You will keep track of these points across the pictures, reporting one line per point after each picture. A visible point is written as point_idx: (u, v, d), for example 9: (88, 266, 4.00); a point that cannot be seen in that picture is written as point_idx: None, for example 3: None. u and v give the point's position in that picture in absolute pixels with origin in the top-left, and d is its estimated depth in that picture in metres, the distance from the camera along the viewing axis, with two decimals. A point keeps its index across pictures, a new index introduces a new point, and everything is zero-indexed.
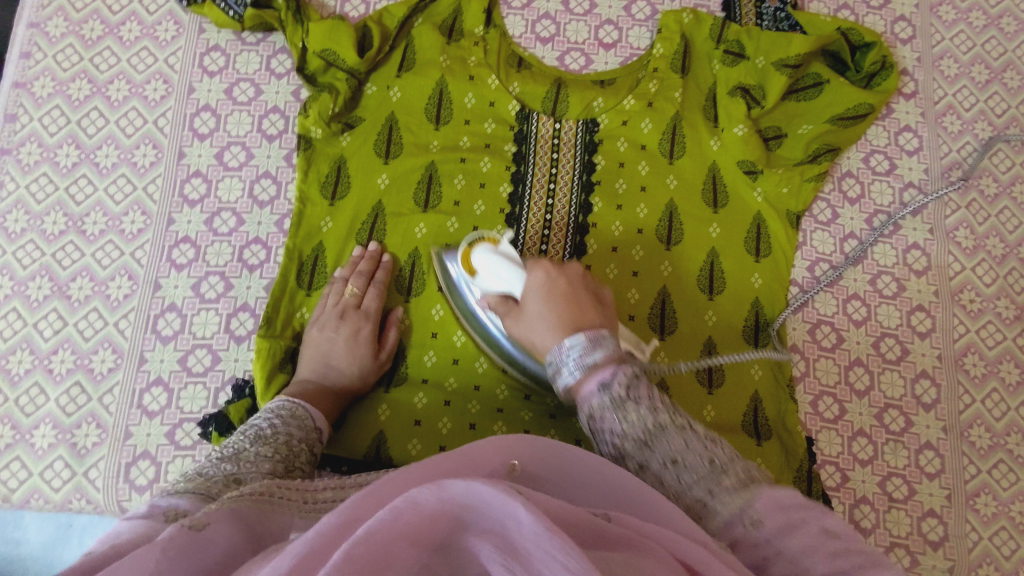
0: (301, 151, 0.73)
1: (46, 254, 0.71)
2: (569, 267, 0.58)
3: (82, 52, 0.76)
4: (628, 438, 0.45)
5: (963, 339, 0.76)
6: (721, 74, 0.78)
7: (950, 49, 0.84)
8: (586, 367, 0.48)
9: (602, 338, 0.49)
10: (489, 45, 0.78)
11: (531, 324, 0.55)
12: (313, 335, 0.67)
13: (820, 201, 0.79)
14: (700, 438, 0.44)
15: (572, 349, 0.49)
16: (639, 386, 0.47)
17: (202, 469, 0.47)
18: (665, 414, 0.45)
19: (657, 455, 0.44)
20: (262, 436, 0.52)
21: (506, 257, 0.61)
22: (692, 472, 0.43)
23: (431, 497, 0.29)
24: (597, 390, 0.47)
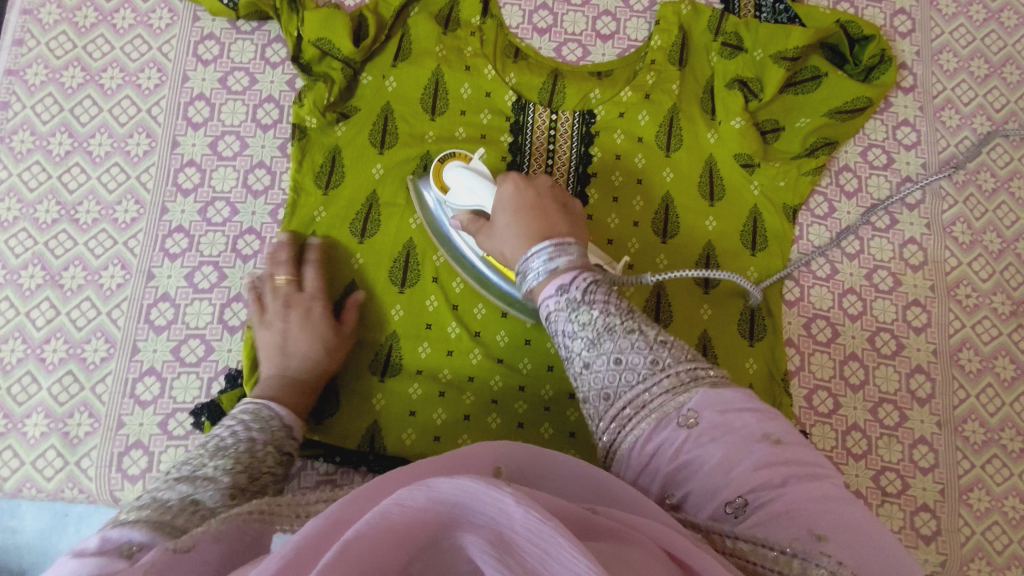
0: (295, 141, 0.73)
1: (39, 243, 0.71)
2: (538, 181, 0.61)
3: (76, 40, 0.76)
4: (578, 337, 0.47)
5: (958, 334, 0.75)
6: (719, 67, 0.78)
7: (949, 43, 0.84)
8: (550, 271, 0.52)
9: (567, 245, 0.52)
10: (486, 36, 0.78)
11: (502, 236, 0.58)
12: (262, 332, 0.66)
13: (817, 194, 0.79)
14: (648, 341, 0.45)
15: (538, 256, 0.52)
16: (596, 290, 0.49)
17: (159, 492, 0.44)
18: (616, 317, 0.47)
19: (603, 354, 0.46)
20: (222, 447, 0.50)
21: (479, 177, 0.65)
22: (633, 370, 0.44)
23: (419, 497, 0.28)
24: (554, 294, 0.50)
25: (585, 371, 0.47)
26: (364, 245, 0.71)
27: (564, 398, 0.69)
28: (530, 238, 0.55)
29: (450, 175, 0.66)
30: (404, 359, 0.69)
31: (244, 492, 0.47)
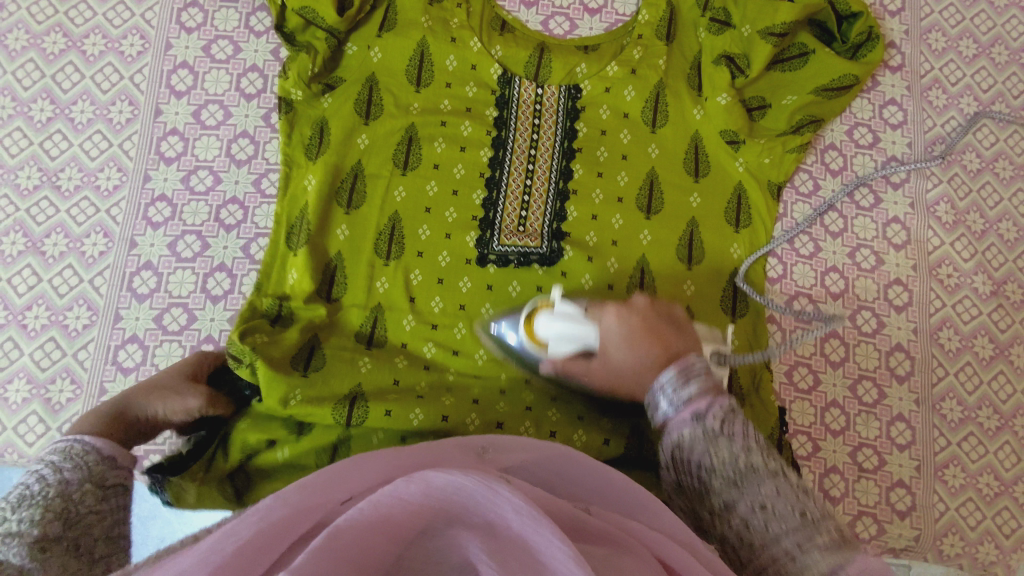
0: (282, 114, 0.73)
1: (21, 209, 0.70)
2: (636, 302, 0.58)
3: (58, 5, 0.75)
4: (718, 475, 0.47)
5: (939, 313, 0.76)
6: (706, 43, 0.77)
7: (938, 22, 0.84)
8: (682, 402, 0.49)
9: (692, 367, 0.51)
10: (472, 8, 0.77)
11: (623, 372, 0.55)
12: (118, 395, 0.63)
13: (802, 172, 0.79)
14: (792, 488, 0.46)
15: (666, 385, 0.50)
16: (734, 422, 0.49)
17: None
18: (756, 456, 0.47)
19: (746, 499, 0.46)
20: (26, 496, 0.45)
21: (565, 315, 0.58)
22: (781, 520, 0.44)
23: (416, 492, 0.34)
24: (689, 420, 0.49)
25: (723, 511, 0.46)
26: (347, 217, 0.71)
27: None
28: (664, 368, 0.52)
29: (538, 329, 0.59)
30: (388, 330, 0.69)
31: (59, 543, 0.45)
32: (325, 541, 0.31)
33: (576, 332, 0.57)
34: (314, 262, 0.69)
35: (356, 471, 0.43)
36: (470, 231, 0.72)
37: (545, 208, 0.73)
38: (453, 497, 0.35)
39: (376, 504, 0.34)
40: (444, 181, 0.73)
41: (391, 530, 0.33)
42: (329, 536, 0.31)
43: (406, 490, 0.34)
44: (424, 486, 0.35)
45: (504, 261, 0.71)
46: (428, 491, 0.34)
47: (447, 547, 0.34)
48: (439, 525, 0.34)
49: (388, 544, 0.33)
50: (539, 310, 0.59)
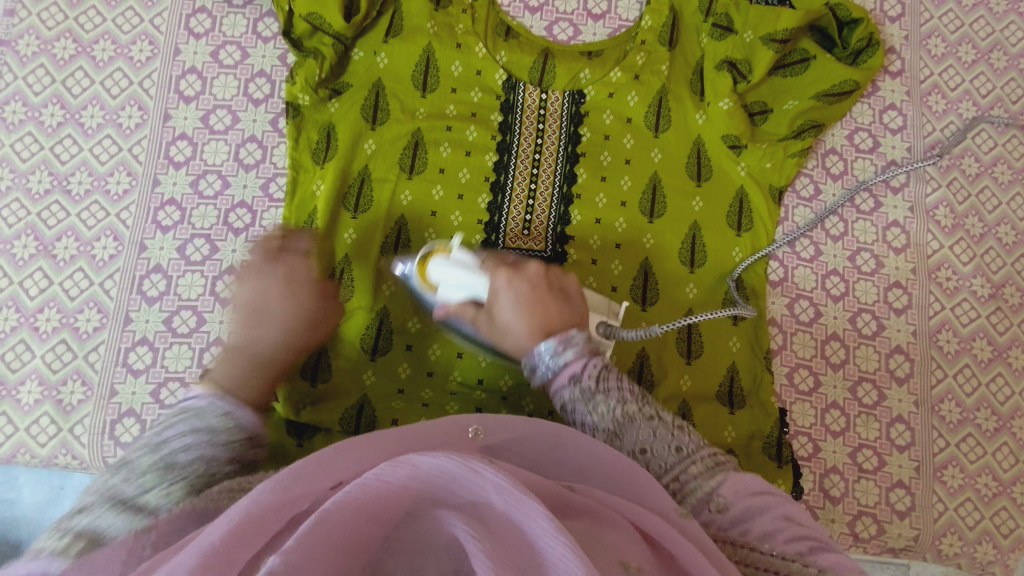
0: (289, 118, 0.74)
1: (32, 213, 0.71)
2: (529, 267, 0.60)
3: (68, 11, 0.76)
4: (599, 431, 0.51)
5: (938, 315, 0.77)
6: (708, 48, 0.78)
7: (938, 28, 0.85)
8: (557, 369, 0.54)
9: (571, 337, 0.55)
10: (478, 13, 0.78)
11: (506, 330, 0.58)
12: (245, 289, 0.62)
13: (803, 176, 0.80)
14: (667, 428, 0.50)
15: (543, 356, 0.55)
16: (609, 380, 0.53)
17: (99, 516, 0.42)
18: (633, 405, 0.51)
19: (627, 446, 0.50)
20: (171, 467, 0.46)
21: (461, 263, 0.61)
22: (658, 459, 0.49)
23: (398, 474, 0.34)
24: (567, 385, 0.53)
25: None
26: (352, 222, 0.72)
27: None
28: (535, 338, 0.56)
29: (433, 271, 0.62)
30: (394, 331, 0.70)
31: None
32: (314, 527, 0.31)
33: (469, 278, 0.60)
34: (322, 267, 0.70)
35: (339, 454, 0.40)
36: (477, 234, 0.73)
37: (549, 212, 0.74)
38: (438, 479, 0.34)
39: (362, 488, 0.33)
40: (449, 185, 0.74)
41: (376, 514, 0.33)
42: (317, 521, 0.31)
43: (390, 471, 0.34)
44: (409, 470, 0.34)
45: None
46: (414, 475, 0.34)
47: (432, 527, 0.34)
48: (424, 506, 0.34)
49: (374, 526, 0.33)
50: (434, 254, 0.62)
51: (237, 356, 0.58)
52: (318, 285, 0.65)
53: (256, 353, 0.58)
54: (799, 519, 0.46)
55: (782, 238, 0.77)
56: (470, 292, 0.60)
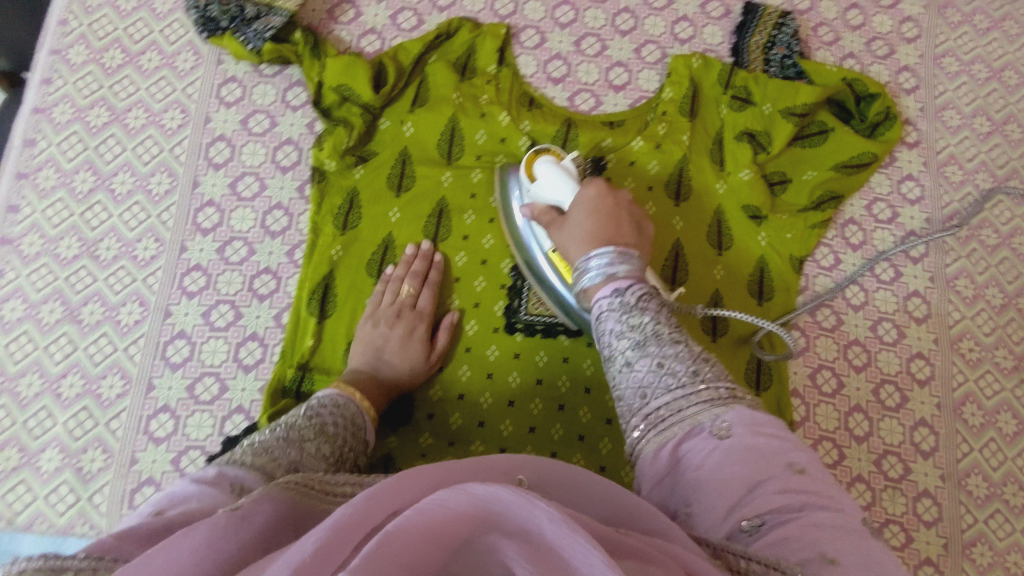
0: (315, 183, 0.75)
1: (60, 278, 0.72)
2: (622, 193, 0.61)
3: (103, 80, 0.78)
4: (625, 337, 0.47)
5: (961, 388, 0.76)
6: (728, 119, 0.80)
7: (953, 100, 0.86)
8: (606, 275, 0.52)
9: (629, 255, 0.53)
10: (502, 83, 0.80)
11: (570, 231, 0.59)
12: (365, 329, 0.69)
13: (823, 246, 0.80)
14: (691, 353, 0.46)
15: (600, 258, 0.53)
16: (651, 302, 0.49)
17: (268, 446, 0.50)
18: (665, 327, 0.47)
19: (648, 356, 0.45)
20: (324, 433, 0.55)
21: (567, 170, 0.65)
22: (673, 376, 0.44)
23: (456, 501, 0.31)
24: (609, 294, 0.50)
25: (625, 370, 0.46)
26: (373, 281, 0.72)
27: (573, 439, 0.69)
28: (594, 241, 0.56)
29: (540, 166, 0.66)
30: (416, 400, 0.70)
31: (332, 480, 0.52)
32: (375, 549, 0.28)
33: (568, 185, 0.63)
34: (333, 335, 0.70)
35: (405, 476, 0.34)
36: (499, 299, 0.73)
37: None
38: (498, 511, 0.31)
39: (420, 511, 0.30)
40: (473, 252, 0.74)
41: (433, 540, 0.30)
42: (378, 542, 0.28)
43: (446, 497, 0.31)
44: (466, 498, 0.31)
45: (532, 329, 0.72)
46: (471, 505, 0.31)
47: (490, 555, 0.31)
48: (479, 535, 0.31)
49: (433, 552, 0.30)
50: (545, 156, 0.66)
51: (351, 380, 0.65)
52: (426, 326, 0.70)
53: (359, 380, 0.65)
54: (807, 470, 0.39)
55: (806, 304, 0.77)
56: (560, 197, 0.64)
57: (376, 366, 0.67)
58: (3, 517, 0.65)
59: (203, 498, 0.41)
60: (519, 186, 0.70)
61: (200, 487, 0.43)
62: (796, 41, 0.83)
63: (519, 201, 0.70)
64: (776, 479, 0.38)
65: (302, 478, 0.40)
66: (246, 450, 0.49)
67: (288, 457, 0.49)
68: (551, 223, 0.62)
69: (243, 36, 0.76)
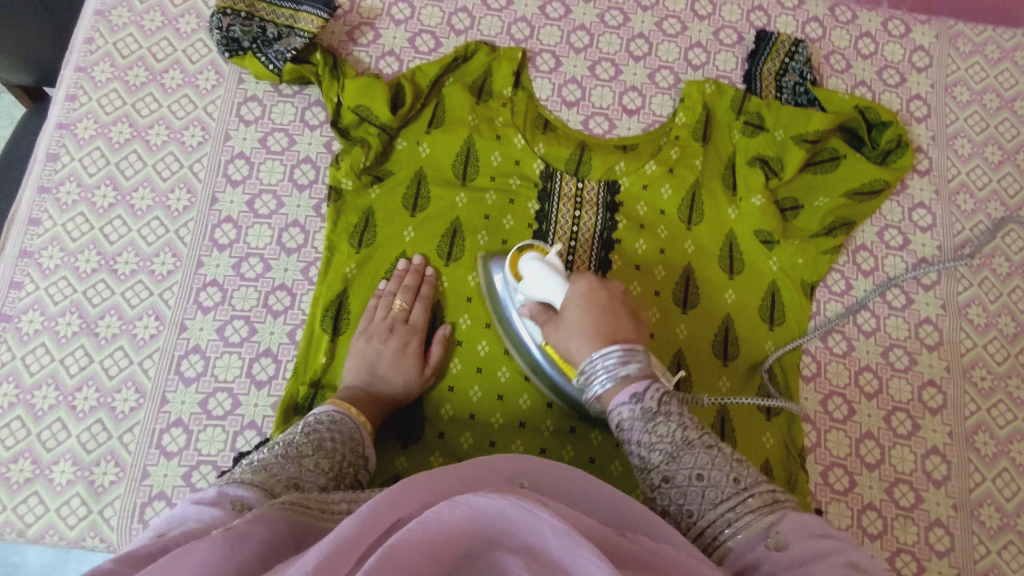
0: (331, 202, 0.75)
1: (78, 291, 0.73)
2: (613, 284, 0.59)
3: (126, 97, 0.80)
4: (656, 451, 0.46)
5: (974, 417, 0.76)
6: (741, 143, 0.80)
7: (964, 129, 0.87)
8: (618, 378, 0.50)
9: (636, 352, 0.51)
10: (517, 106, 0.81)
11: (568, 331, 0.57)
12: (359, 345, 0.69)
13: (834, 272, 0.80)
14: (726, 457, 0.45)
15: (607, 358, 0.51)
16: (671, 404, 0.48)
17: (266, 464, 0.51)
18: (694, 431, 0.47)
19: (683, 469, 0.45)
20: (322, 448, 0.56)
21: (555, 267, 0.63)
22: (715, 488, 0.44)
23: (457, 514, 0.31)
24: (628, 401, 0.49)
25: (662, 484, 0.46)
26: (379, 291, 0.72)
27: (584, 462, 0.69)
28: (596, 340, 0.54)
29: (524, 263, 0.64)
30: (426, 419, 0.70)
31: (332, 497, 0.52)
32: (379, 563, 0.28)
33: (556, 282, 0.62)
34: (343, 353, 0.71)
35: (402, 489, 0.34)
36: None
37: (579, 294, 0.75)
38: (498, 521, 0.31)
39: (423, 524, 0.30)
40: None
41: (434, 554, 0.30)
42: (382, 556, 0.28)
43: (447, 511, 0.31)
44: (467, 511, 0.31)
45: None
46: (472, 516, 0.31)
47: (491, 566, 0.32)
48: (479, 546, 0.32)
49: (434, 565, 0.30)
50: (531, 253, 0.65)
51: (346, 397, 0.65)
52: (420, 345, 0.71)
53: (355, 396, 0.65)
54: (868, 568, 0.37)
55: (817, 329, 0.77)
56: (550, 294, 0.62)
57: (371, 383, 0.67)
58: (15, 528, 0.65)
59: (201, 515, 0.42)
60: (504, 275, 0.68)
61: (201, 508, 0.43)
62: (808, 69, 0.84)
63: (506, 289, 0.68)
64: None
65: (302, 499, 0.41)
66: (245, 468, 0.50)
67: (286, 473, 0.50)
68: (548, 322, 0.60)
69: (265, 56, 0.78)
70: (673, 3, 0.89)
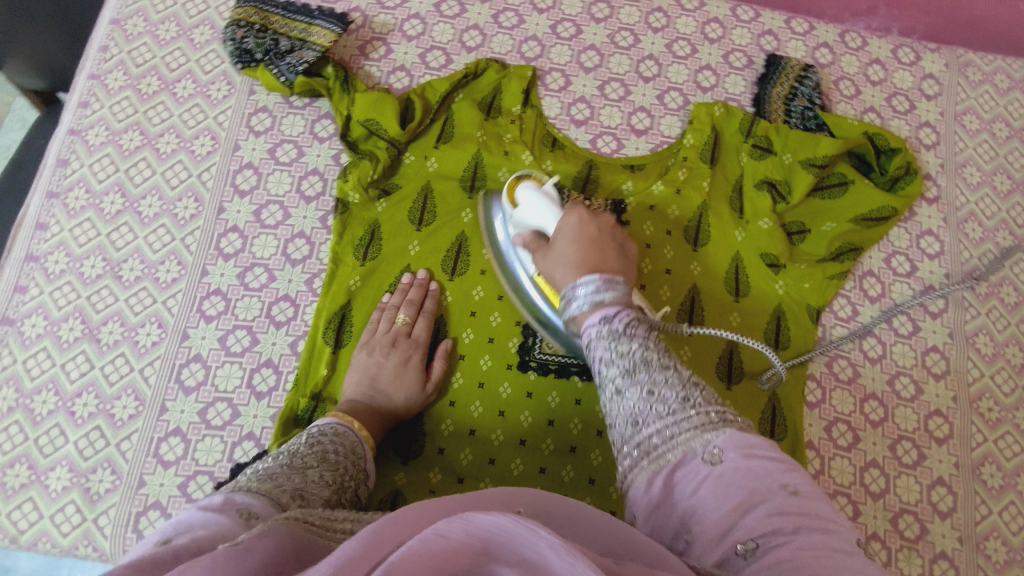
0: (337, 214, 0.76)
1: (82, 297, 0.73)
2: (602, 217, 0.62)
3: (138, 105, 0.80)
4: (615, 366, 0.47)
5: (980, 448, 0.75)
6: (748, 166, 0.80)
7: (973, 157, 0.87)
8: (594, 302, 0.52)
9: (615, 283, 0.53)
10: (525, 124, 0.82)
11: (556, 258, 0.60)
12: (360, 358, 0.69)
13: (840, 297, 0.80)
14: (682, 379, 0.45)
15: (585, 287, 0.53)
16: (638, 327, 0.49)
17: (272, 473, 0.51)
18: (655, 353, 0.47)
19: (637, 385, 0.45)
20: (327, 460, 0.55)
21: (550, 198, 0.66)
22: (663, 405, 0.44)
23: (457, 529, 0.31)
24: (597, 322, 0.50)
25: (616, 398, 0.47)
26: (382, 304, 0.72)
27: (584, 482, 0.68)
28: (581, 269, 0.56)
29: (521, 192, 0.67)
30: (426, 434, 0.69)
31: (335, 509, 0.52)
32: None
33: (550, 211, 0.65)
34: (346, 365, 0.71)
35: (403, 510, 0.34)
36: (514, 336, 0.73)
37: None
38: (498, 539, 0.31)
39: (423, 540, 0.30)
40: (489, 286, 0.74)
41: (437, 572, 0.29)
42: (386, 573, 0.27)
43: (447, 527, 0.31)
44: (468, 527, 0.31)
45: (545, 369, 0.72)
46: (472, 533, 0.31)
47: None
48: (481, 565, 0.31)
49: None
50: (527, 180, 0.68)
51: (346, 410, 0.64)
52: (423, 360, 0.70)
53: (355, 409, 0.65)
54: (802, 491, 0.39)
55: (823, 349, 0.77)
56: (543, 223, 0.65)
57: (373, 396, 0.67)
58: (8, 534, 0.65)
59: (207, 521, 0.42)
60: (503, 213, 0.72)
61: (208, 513, 0.44)
62: (818, 94, 0.85)
63: (505, 227, 0.72)
64: (770, 502, 0.38)
65: (306, 515, 0.41)
66: (250, 477, 0.50)
67: (292, 484, 0.50)
68: (538, 251, 0.63)
69: (277, 68, 0.78)
70: (683, 26, 0.90)
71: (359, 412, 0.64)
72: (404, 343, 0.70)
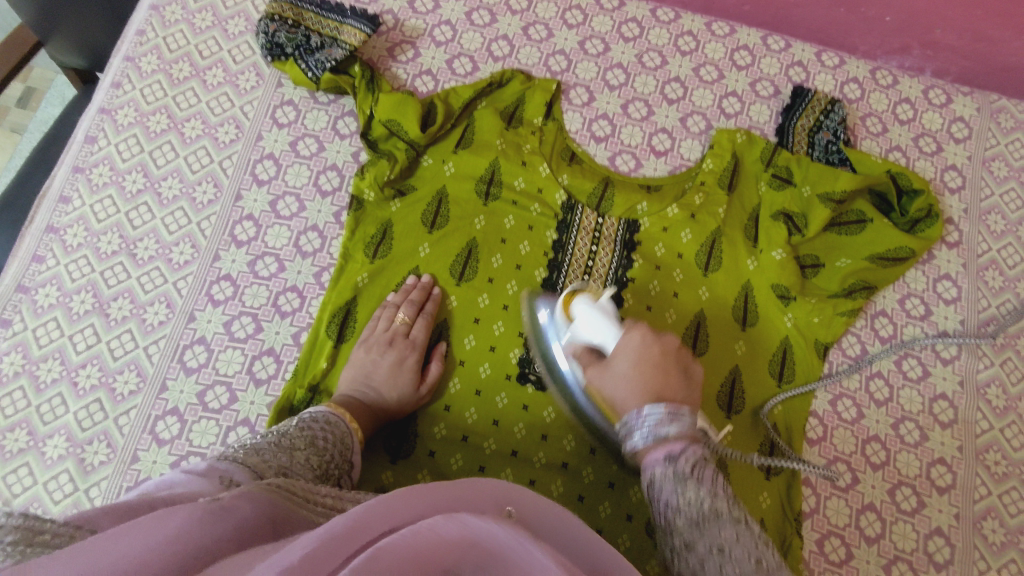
0: (351, 211, 0.76)
1: (96, 271, 0.74)
2: (666, 337, 0.58)
3: (168, 89, 0.82)
4: (682, 517, 0.45)
5: (983, 501, 0.73)
6: (766, 197, 0.80)
7: (998, 205, 0.85)
8: (656, 437, 0.49)
9: (680, 414, 0.50)
10: (545, 135, 0.82)
11: (613, 381, 0.56)
12: (359, 355, 0.70)
13: (850, 334, 0.79)
14: (753, 536, 0.44)
15: (648, 416, 0.50)
16: (706, 468, 0.47)
17: (258, 448, 0.52)
18: (725, 504, 0.45)
19: (706, 540, 0.44)
20: (314, 444, 0.56)
21: (606, 311, 0.62)
22: (735, 565, 0.42)
23: (451, 528, 0.32)
24: (661, 460, 0.48)
25: (683, 549, 0.45)
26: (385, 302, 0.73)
27: (572, 500, 0.68)
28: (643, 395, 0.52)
29: (577, 306, 0.63)
30: (418, 436, 0.69)
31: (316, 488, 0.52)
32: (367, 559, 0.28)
33: (607, 327, 0.60)
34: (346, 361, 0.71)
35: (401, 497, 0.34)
36: (515, 347, 0.73)
37: None
38: (486, 545, 0.32)
39: (413, 533, 0.31)
40: (496, 295, 0.74)
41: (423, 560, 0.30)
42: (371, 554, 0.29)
43: (442, 525, 0.32)
44: (461, 527, 0.32)
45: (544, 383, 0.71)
46: (465, 534, 0.32)
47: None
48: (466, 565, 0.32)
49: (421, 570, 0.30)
50: (581, 295, 0.63)
51: (341, 404, 0.65)
52: (417, 362, 0.70)
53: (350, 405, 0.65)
54: None
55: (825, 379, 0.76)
56: (601, 338, 0.60)
57: (366, 394, 0.67)
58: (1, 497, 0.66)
59: (187, 485, 0.44)
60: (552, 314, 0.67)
61: (190, 478, 0.45)
62: (842, 129, 0.84)
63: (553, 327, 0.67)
64: None
65: (287, 484, 0.43)
66: (238, 450, 0.51)
67: (277, 461, 0.50)
68: (592, 367, 0.59)
69: (305, 64, 0.80)
70: (712, 51, 0.90)
71: (350, 408, 0.64)
72: (398, 343, 0.70)
